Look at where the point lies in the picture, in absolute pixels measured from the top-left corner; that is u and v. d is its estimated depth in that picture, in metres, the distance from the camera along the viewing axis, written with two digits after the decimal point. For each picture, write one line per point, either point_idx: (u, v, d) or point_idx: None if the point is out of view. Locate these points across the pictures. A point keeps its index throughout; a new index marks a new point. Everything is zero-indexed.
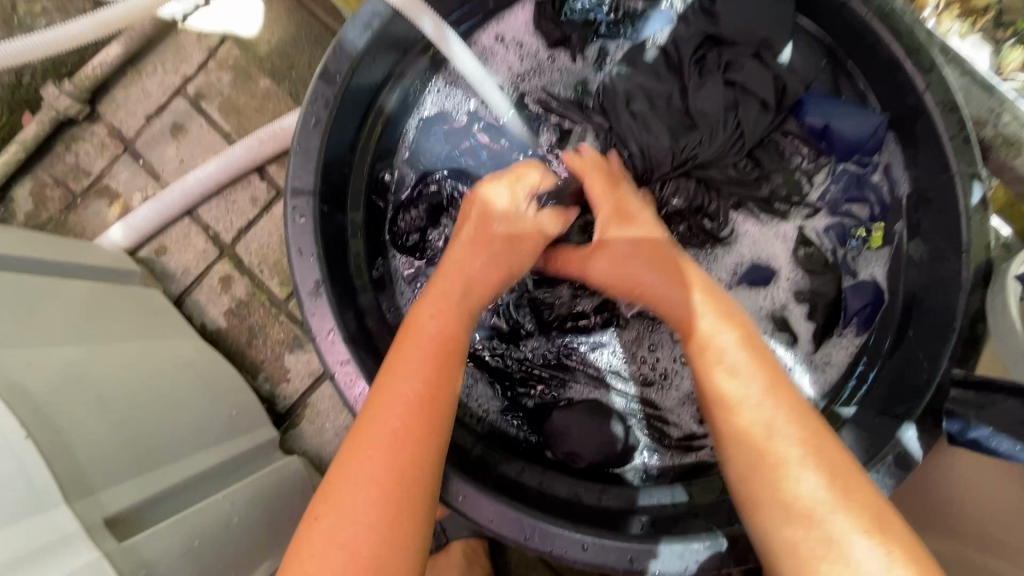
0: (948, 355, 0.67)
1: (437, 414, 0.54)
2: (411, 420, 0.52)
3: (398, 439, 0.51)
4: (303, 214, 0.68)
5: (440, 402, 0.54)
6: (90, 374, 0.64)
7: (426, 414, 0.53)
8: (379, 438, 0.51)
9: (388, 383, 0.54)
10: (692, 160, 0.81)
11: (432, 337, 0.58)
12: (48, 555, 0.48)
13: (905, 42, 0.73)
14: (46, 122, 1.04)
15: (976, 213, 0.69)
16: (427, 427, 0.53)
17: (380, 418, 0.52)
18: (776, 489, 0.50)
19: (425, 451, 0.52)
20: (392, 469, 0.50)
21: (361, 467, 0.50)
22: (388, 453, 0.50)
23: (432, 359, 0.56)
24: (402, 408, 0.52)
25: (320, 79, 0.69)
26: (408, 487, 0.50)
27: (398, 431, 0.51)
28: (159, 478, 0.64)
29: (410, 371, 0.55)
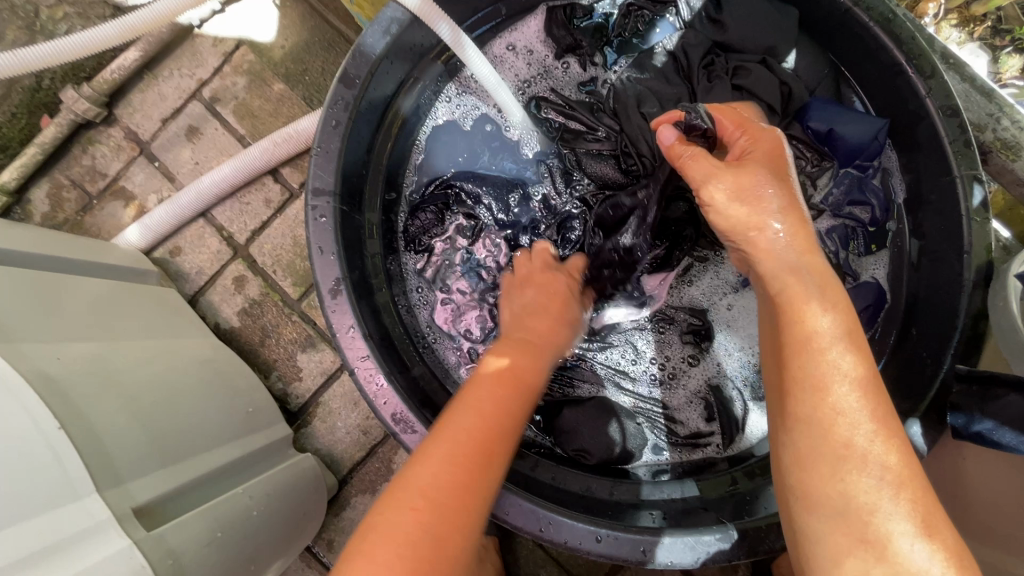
0: (952, 352, 0.69)
1: (500, 449, 0.54)
2: (477, 445, 0.53)
3: (457, 468, 0.50)
4: (323, 214, 0.70)
5: (507, 437, 0.55)
6: (115, 369, 0.66)
7: (486, 445, 0.53)
8: (439, 466, 0.50)
9: (464, 409, 0.56)
10: None
11: (502, 372, 0.61)
12: (82, 541, 0.49)
13: (906, 49, 0.75)
14: (64, 125, 1.06)
15: (976, 215, 0.71)
16: (486, 462, 0.52)
17: (441, 445, 0.52)
18: (836, 474, 0.47)
19: (482, 484, 0.51)
20: (445, 497, 0.49)
21: (421, 481, 0.49)
22: (448, 472, 0.50)
23: (502, 394, 0.58)
24: (466, 432, 0.53)
25: (340, 82, 0.71)
26: (459, 519, 0.49)
27: (460, 460, 0.51)
28: (182, 471, 0.65)
29: (480, 404, 0.56)
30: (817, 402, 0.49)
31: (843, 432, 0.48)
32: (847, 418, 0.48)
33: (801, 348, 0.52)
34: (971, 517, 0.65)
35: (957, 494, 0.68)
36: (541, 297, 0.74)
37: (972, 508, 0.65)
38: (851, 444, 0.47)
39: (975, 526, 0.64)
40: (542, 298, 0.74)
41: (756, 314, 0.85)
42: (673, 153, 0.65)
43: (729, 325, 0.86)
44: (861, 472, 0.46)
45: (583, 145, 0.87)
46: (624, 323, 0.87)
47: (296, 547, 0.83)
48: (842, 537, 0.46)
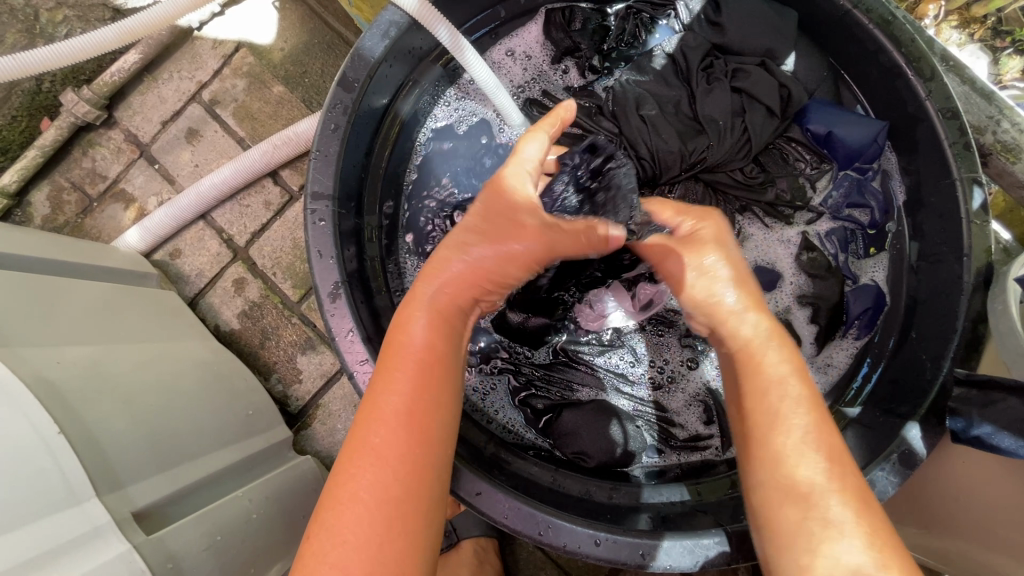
0: (951, 356, 0.69)
1: (426, 434, 0.52)
2: (397, 437, 0.51)
3: (387, 467, 0.49)
4: (322, 217, 0.70)
5: (427, 417, 0.53)
6: (114, 373, 0.66)
7: (414, 438, 0.51)
8: (366, 472, 0.49)
9: (376, 402, 0.52)
10: (699, 164, 0.83)
11: (416, 353, 0.56)
12: (81, 546, 0.50)
13: (905, 51, 0.75)
14: (65, 127, 1.06)
15: (976, 217, 0.71)
16: (416, 454, 0.51)
17: (364, 451, 0.50)
18: (791, 504, 0.48)
19: (418, 473, 0.50)
20: (380, 497, 0.48)
21: (352, 486, 0.49)
22: (373, 472, 0.49)
23: (419, 376, 0.54)
24: (390, 429, 0.51)
25: (338, 86, 0.71)
26: (406, 511, 0.49)
27: (385, 459, 0.50)
28: (180, 475, 0.66)
29: (393, 395, 0.52)
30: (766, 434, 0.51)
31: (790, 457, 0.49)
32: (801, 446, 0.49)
33: (754, 389, 0.54)
34: (968, 520, 0.65)
35: (955, 497, 0.68)
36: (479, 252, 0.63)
37: (971, 511, 0.65)
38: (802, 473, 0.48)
39: (972, 529, 0.65)
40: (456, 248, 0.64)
41: None
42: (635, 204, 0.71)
43: None
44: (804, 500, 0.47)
45: None
46: (623, 326, 0.87)
47: None
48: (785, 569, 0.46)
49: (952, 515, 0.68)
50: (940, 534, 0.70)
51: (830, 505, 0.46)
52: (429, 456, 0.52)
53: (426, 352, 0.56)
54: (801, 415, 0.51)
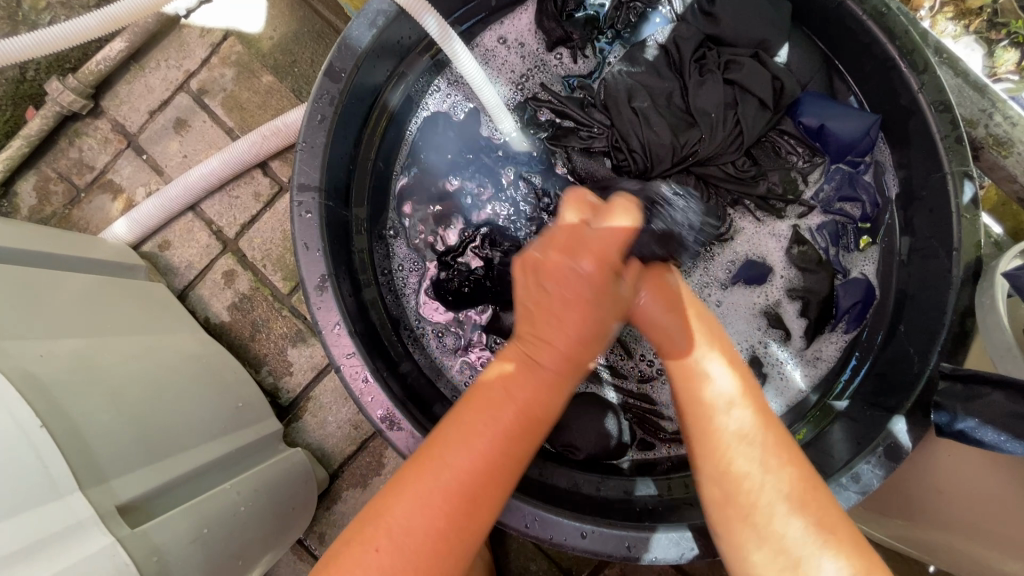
0: (938, 351, 0.69)
1: (503, 466, 0.52)
2: (480, 457, 0.51)
3: (446, 510, 0.49)
4: (309, 209, 0.69)
5: (502, 474, 0.52)
6: (100, 366, 0.66)
7: (478, 494, 0.50)
8: (421, 508, 0.49)
9: (465, 418, 0.53)
10: (691, 157, 0.82)
11: (515, 378, 0.55)
12: (64, 540, 0.50)
13: (899, 43, 0.74)
14: (50, 117, 1.04)
15: (967, 210, 0.71)
16: (477, 508, 0.50)
17: (433, 471, 0.50)
18: (751, 544, 0.52)
19: (475, 522, 0.50)
20: (444, 512, 0.49)
21: (419, 495, 0.50)
22: (448, 487, 0.50)
23: (513, 428, 0.53)
24: (470, 454, 0.51)
25: (325, 76, 0.70)
26: (463, 528, 0.50)
27: (458, 479, 0.50)
28: (168, 468, 0.65)
29: (478, 441, 0.51)
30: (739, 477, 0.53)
31: (762, 500, 0.52)
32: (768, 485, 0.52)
33: (699, 411, 0.56)
34: (952, 512, 0.66)
35: (938, 489, 0.68)
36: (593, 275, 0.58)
37: (955, 506, 0.66)
38: (761, 505, 0.52)
39: (956, 522, 0.65)
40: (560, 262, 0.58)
41: (746, 310, 0.85)
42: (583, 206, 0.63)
43: (718, 321, 0.85)
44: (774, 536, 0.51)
45: (572, 143, 0.87)
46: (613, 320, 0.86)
47: (285, 542, 0.84)
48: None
49: (938, 508, 0.68)
50: (926, 526, 0.71)
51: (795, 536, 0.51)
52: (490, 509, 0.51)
53: (527, 403, 0.54)
54: (770, 463, 0.53)
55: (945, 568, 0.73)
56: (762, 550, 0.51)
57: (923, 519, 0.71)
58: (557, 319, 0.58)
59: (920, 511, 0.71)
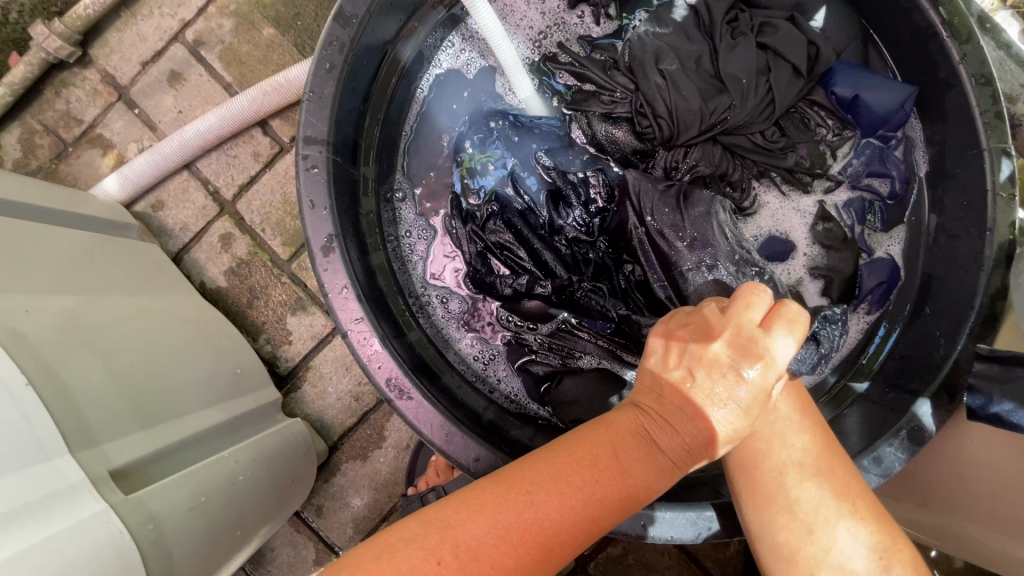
0: (966, 333, 0.67)
1: (592, 513, 0.47)
2: (575, 495, 0.47)
3: (518, 554, 0.44)
4: (315, 164, 0.65)
5: (578, 539, 0.47)
6: (90, 326, 0.62)
7: (552, 547, 0.46)
8: (497, 528, 0.45)
9: (563, 449, 0.50)
10: (719, 124, 0.78)
11: (628, 428, 0.51)
12: (53, 505, 0.46)
13: (943, 10, 0.70)
14: (35, 64, 0.98)
15: (1003, 189, 0.68)
16: (545, 563, 0.46)
17: (524, 492, 0.46)
18: (775, 503, 0.53)
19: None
20: (520, 537, 0.45)
21: (500, 512, 0.45)
22: (535, 510, 0.46)
23: (609, 507, 0.48)
24: (567, 492, 0.47)
25: (335, 21, 0.65)
26: (535, 559, 0.45)
27: (547, 507, 0.46)
28: (164, 434, 0.62)
29: (570, 500, 0.47)
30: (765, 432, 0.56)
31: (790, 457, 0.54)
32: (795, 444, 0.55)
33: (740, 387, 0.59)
34: (972, 498, 0.64)
35: (957, 475, 0.67)
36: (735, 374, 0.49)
37: (975, 492, 0.64)
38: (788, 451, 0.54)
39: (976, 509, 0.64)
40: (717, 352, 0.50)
41: None
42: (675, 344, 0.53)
43: None
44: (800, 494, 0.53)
45: (592, 107, 0.82)
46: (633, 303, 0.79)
47: (283, 514, 0.81)
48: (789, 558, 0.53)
49: (957, 494, 0.67)
50: (941, 511, 0.69)
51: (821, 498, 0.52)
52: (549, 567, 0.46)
53: (632, 492, 0.49)
54: (796, 426, 0.56)
55: (956, 554, 0.72)
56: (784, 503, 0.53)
57: (939, 505, 0.69)
58: (674, 423, 0.51)
59: (937, 496, 0.70)
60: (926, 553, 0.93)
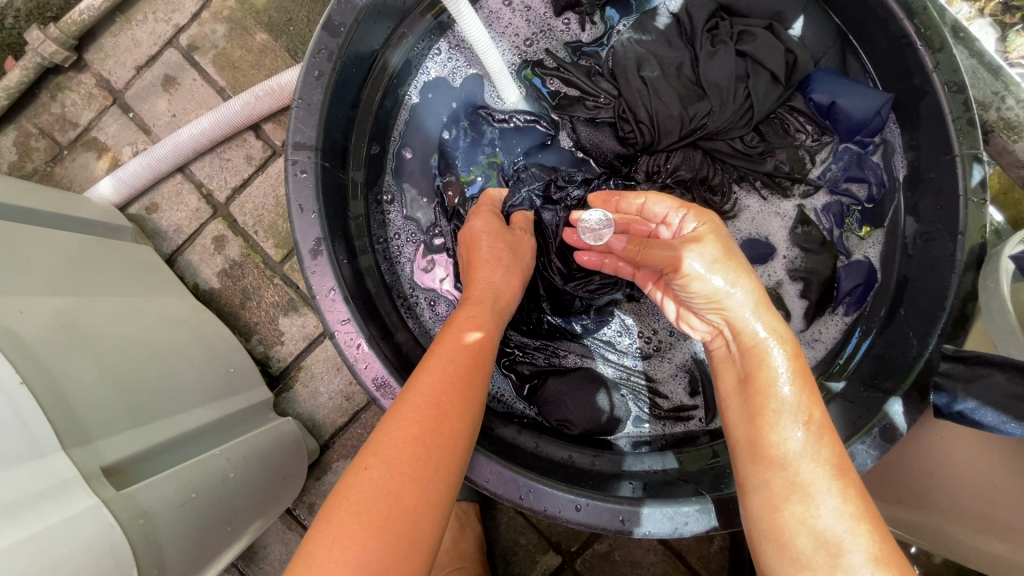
0: (937, 334, 0.69)
1: (467, 402, 0.54)
2: (447, 389, 0.54)
3: (421, 428, 0.50)
4: (304, 169, 0.67)
5: (463, 399, 0.54)
6: (86, 326, 0.64)
7: (444, 410, 0.52)
8: (399, 423, 0.50)
9: (429, 362, 0.57)
10: (699, 130, 0.80)
11: (471, 337, 0.61)
12: (48, 498, 0.48)
13: (917, 20, 0.72)
14: (30, 68, 1.00)
15: (974, 194, 0.70)
16: (444, 428, 0.51)
17: (411, 398, 0.52)
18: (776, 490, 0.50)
19: (448, 444, 0.50)
20: (419, 432, 0.50)
21: (401, 419, 0.51)
22: (422, 404, 0.52)
23: (464, 358, 0.58)
24: (435, 389, 0.53)
25: (323, 30, 0.67)
26: (437, 450, 0.49)
27: (429, 400, 0.52)
28: (155, 431, 0.64)
29: (438, 374, 0.55)
30: (754, 386, 0.56)
31: (780, 449, 0.51)
32: (780, 396, 0.54)
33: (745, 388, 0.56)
34: (943, 493, 0.66)
35: (928, 471, 0.69)
36: (512, 265, 0.73)
37: (942, 488, 0.66)
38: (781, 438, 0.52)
39: (946, 505, 0.66)
40: (497, 252, 0.72)
41: None
42: (476, 238, 0.74)
43: None
44: (784, 456, 0.51)
45: (577, 111, 0.84)
46: (618, 316, 0.86)
47: (272, 511, 0.83)
48: (775, 535, 0.49)
49: (928, 489, 0.69)
50: (914, 506, 0.71)
51: (809, 472, 0.49)
52: (454, 433, 0.52)
53: (472, 342, 0.60)
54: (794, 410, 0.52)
55: (927, 548, 0.74)
56: (786, 494, 0.49)
57: (912, 500, 0.71)
58: (486, 315, 0.65)
59: (909, 491, 0.72)
60: (905, 549, 0.95)
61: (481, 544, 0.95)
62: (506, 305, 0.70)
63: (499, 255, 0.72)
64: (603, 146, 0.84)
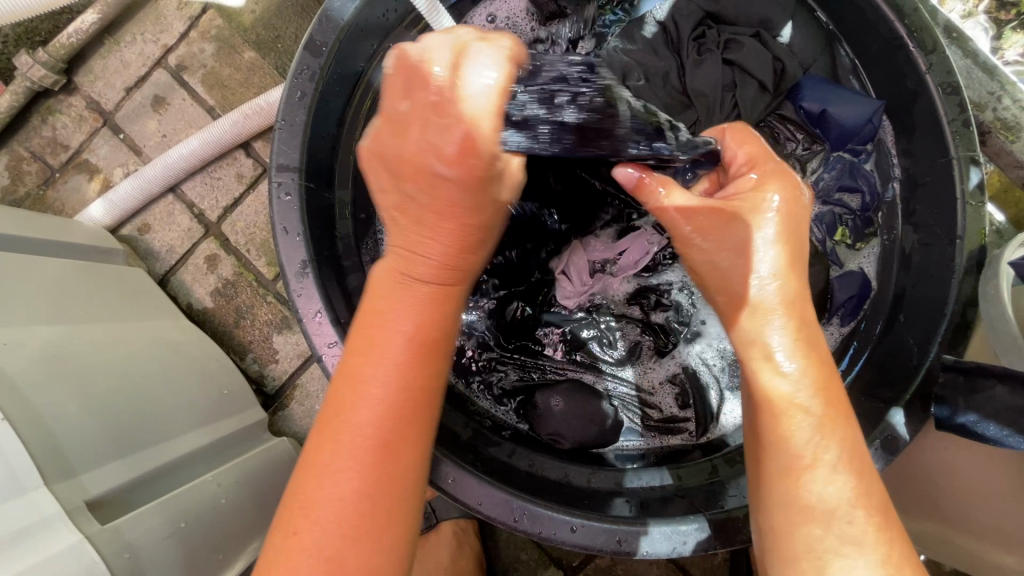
0: (938, 342, 0.67)
1: (409, 424, 0.47)
2: (381, 409, 0.46)
3: (361, 466, 0.45)
4: (287, 191, 0.66)
5: (409, 415, 0.47)
6: (73, 355, 0.63)
7: (386, 442, 0.45)
8: (335, 466, 0.45)
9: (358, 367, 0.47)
10: (687, 139, 0.79)
11: (401, 323, 0.48)
12: (29, 539, 0.47)
13: (908, 22, 0.71)
14: (20, 93, 1.00)
15: (972, 198, 0.68)
16: (390, 459, 0.45)
17: (341, 426, 0.46)
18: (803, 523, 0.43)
19: (395, 476, 0.45)
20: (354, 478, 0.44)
21: (333, 459, 0.45)
22: (366, 429, 0.45)
23: (393, 355, 0.48)
24: (368, 408, 0.46)
25: (305, 50, 0.66)
26: (382, 488, 0.45)
27: (366, 429, 0.45)
28: (142, 461, 0.63)
29: (364, 389, 0.46)
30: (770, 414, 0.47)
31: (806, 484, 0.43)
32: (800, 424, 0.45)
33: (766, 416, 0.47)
34: (952, 506, 0.64)
35: (934, 482, 0.67)
36: (428, 205, 0.49)
37: (948, 501, 0.65)
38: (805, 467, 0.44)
39: (953, 517, 0.64)
40: (421, 183, 0.48)
41: None
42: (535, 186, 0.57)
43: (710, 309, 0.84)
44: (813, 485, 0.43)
45: None
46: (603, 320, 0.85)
47: None
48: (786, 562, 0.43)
49: (936, 501, 0.67)
50: (921, 516, 0.69)
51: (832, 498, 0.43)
52: (431, 415, 0.49)
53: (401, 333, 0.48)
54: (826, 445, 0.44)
55: (937, 560, 0.72)
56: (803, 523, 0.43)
57: (918, 513, 0.70)
58: (417, 250, 0.50)
59: (916, 502, 0.70)
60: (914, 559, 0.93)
61: (481, 562, 0.93)
62: (472, 270, 0.53)
63: (422, 181, 0.48)
64: None
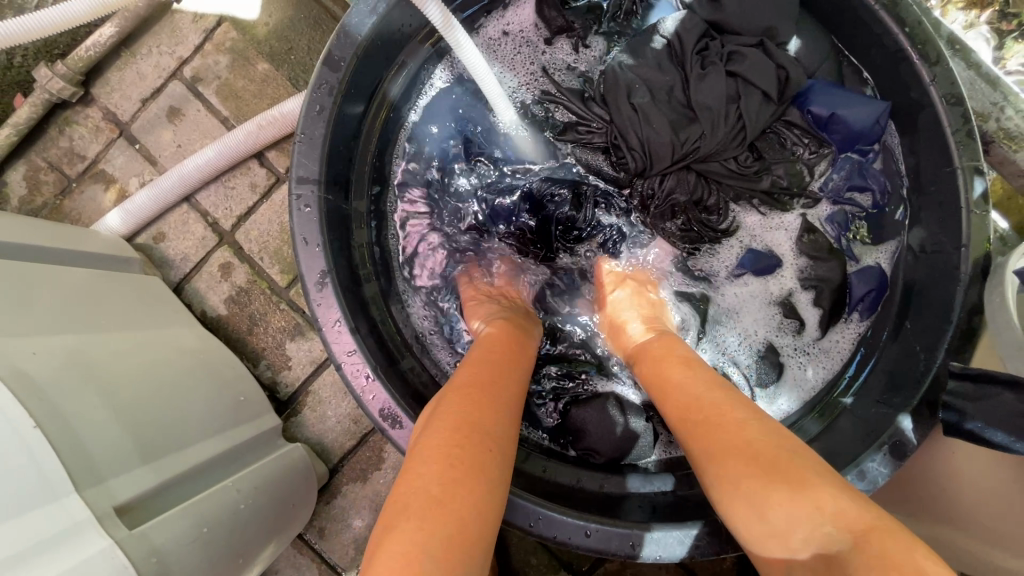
0: (945, 349, 0.68)
1: (488, 432, 0.49)
2: (451, 427, 0.48)
3: (445, 468, 0.45)
4: (307, 203, 0.68)
5: (483, 427, 0.49)
6: (98, 363, 0.65)
7: (465, 443, 0.47)
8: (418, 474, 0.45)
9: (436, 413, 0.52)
10: (692, 153, 0.81)
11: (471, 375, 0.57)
12: (62, 544, 0.49)
13: (911, 34, 0.72)
14: (39, 104, 1.01)
15: (976, 206, 0.69)
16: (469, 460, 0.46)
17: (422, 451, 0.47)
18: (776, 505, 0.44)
19: (474, 478, 0.45)
20: (440, 479, 0.44)
21: (419, 473, 0.45)
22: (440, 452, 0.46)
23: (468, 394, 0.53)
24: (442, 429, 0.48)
25: (324, 66, 0.68)
26: (461, 488, 0.44)
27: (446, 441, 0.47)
28: (165, 467, 0.64)
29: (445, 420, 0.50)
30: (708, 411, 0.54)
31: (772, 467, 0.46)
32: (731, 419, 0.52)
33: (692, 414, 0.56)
34: (959, 510, 0.65)
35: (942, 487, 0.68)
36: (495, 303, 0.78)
37: (956, 505, 0.66)
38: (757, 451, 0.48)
39: (960, 521, 0.65)
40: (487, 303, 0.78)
41: (761, 299, 0.87)
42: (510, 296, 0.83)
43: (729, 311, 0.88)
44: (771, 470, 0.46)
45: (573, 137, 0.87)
46: None
47: (284, 537, 0.83)
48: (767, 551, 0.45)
49: (943, 505, 0.67)
50: (929, 519, 0.70)
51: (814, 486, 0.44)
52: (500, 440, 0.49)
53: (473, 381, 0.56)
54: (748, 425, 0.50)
55: None
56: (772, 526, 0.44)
57: (926, 517, 0.70)
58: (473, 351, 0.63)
59: (924, 506, 0.71)
60: None
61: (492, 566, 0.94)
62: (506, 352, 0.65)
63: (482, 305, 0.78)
64: (597, 168, 0.88)
